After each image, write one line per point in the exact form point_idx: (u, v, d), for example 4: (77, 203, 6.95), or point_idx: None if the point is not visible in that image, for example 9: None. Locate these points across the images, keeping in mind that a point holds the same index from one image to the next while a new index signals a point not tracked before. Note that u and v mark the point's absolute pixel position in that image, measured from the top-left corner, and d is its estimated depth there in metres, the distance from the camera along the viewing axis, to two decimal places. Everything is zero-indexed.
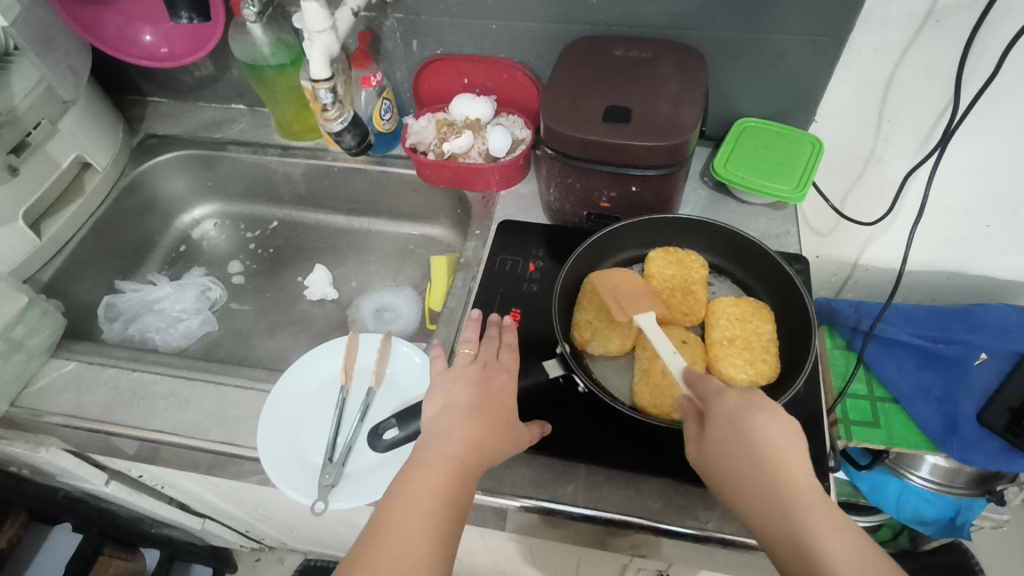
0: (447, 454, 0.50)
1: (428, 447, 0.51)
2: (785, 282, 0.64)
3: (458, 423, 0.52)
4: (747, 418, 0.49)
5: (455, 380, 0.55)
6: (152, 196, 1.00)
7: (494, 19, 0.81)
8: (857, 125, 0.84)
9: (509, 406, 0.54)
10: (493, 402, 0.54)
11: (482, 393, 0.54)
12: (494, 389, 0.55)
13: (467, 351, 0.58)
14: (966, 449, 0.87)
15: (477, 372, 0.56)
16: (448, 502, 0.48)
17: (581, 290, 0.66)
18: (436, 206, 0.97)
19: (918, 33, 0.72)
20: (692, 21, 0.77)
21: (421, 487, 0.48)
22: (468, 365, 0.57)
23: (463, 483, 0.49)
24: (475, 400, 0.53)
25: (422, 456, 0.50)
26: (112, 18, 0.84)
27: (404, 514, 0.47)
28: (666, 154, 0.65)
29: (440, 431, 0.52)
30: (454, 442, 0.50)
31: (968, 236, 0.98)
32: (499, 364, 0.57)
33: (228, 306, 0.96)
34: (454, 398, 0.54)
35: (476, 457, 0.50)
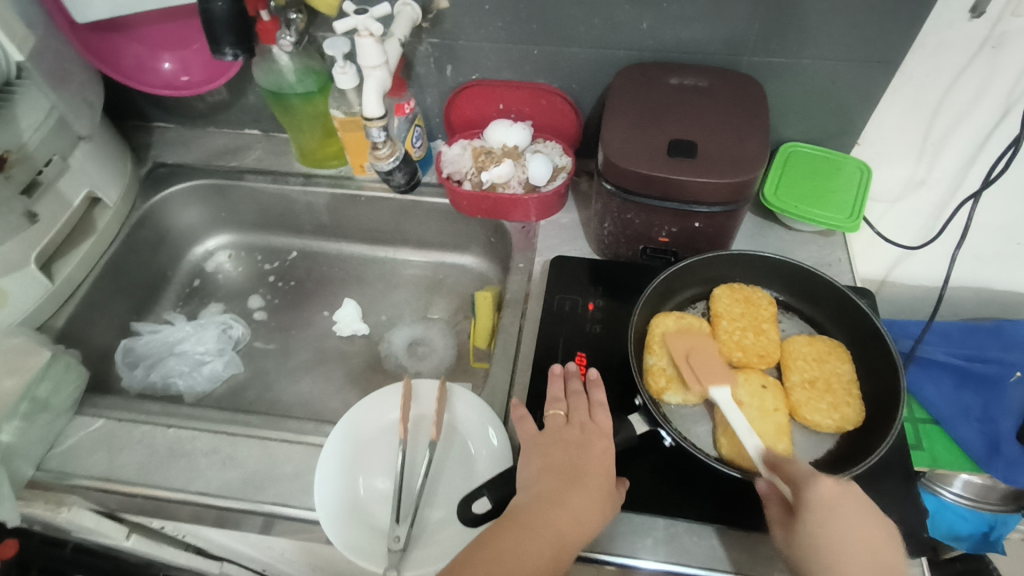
0: (543, 522, 0.47)
1: (523, 509, 0.48)
2: (860, 320, 0.63)
3: (557, 490, 0.49)
4: (842, 509, 0.47)
5: (554, 441, 0.53)
6: (164, 228, 0.95)
7: (536, 45, 0.78)
8: (901, 149, 0.84)
9: (608, 476, 0.51)
10: (595, 471, 0.51)
11: (583, 460, 0.51)
12: (596, 456, 0.52)
13: (558, 412, 0.56)
14: (1011, 470, 0.86)
15: (577, 437, 0.53)
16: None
17: (650, 333, 0.64)
18: (468, 234, 0.94)
19: (973, 58, 0.72)
20: (743, 48, 0.75)
21: (509, 554, 0.45)
22: (565, 426, 0.54)
23: (556, 559, 0.46)
24: (575, 466, 0.51)
25: (517, 517, 0.47)
26: (131, 46, 0.79)
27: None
28: (736, 191, 0.63)
29: (536, 495, 0.49)
30: (557, 508, 0.48)
31: (999, 254, 0.98)
32: (596, 427, 0.54)
33: (252, 344, 0.91)
34: (551, 462, 0.51)
35: (572, 530, 0.47)
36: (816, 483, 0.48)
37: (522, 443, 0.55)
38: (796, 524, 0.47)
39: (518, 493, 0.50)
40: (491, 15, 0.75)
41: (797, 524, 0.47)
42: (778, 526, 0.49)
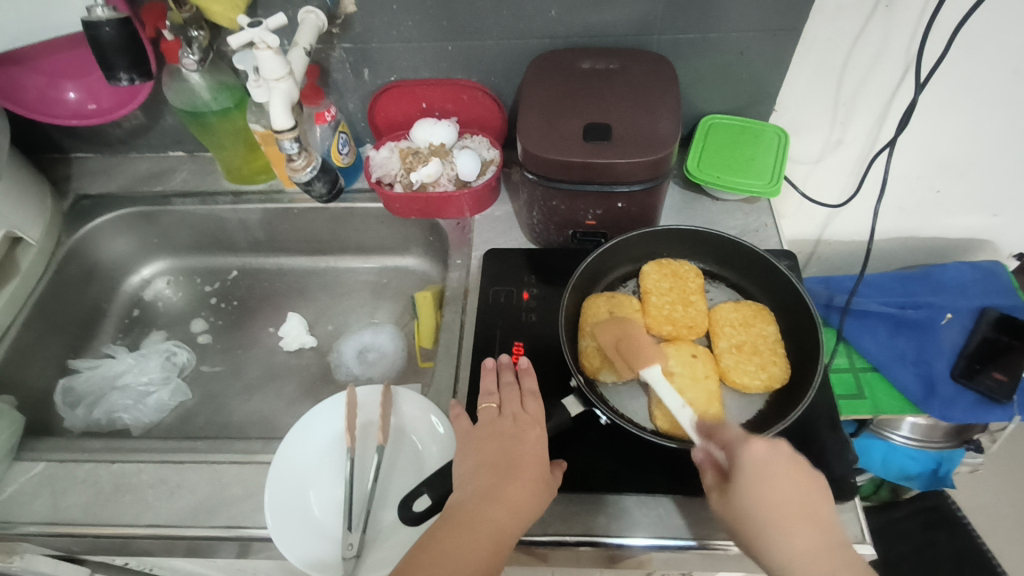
0: (482, 518, 0.48)
1: (460, 508, 0.49)
2: (781, 282, 0.65)
3: (493, 483, 0.50)
4: (775, 470, 0.48)
5: (489, 435, 0.54)
6: (93, 261, 0.92)
7: (449, 41, 0.78)
8: (816, 111, 0.87)
9: (542, 464, 0.52)
10: (528, 462, 0.52)
11: (516, 449, 0.53)
12: (529, 444, 0.53)
13: (491, 404, 0.57)
14: (946, 407, 0.91)
15: (510, 428, 0.55)
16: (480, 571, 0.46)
17: (582, 316, 0.65)
18: (406, 235, 0.94)
19: (868, 20, 0.74)
20: (651, 27, 0.76)
21: (453, 552, 0.46)
22: (497, 418, 0.56)
23: (497, 552, 0.47)
24: (510, 457, 0.52)
25: (459, 514, 0.48)
26: (31, 78, 0.76)
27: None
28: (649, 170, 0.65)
29: (473, 491, 0.50)
30: (492, 503, 0.49)
31: (921, 203, 1.03)
32: (528, 416, 0.55)
33: (198, 368, 0.90)
34: (487, 457, 0.52)
35: (512, 522, 0.49)
36: (749, 446, 0.49)
37: (458, 440, 0.56)
38: (731, 487, 0.48)
39: (457, 490, 0.51)
40: (400, 14, 0.75)
41: (731, 488, 0.48)
42: (713, 491, 0.50)
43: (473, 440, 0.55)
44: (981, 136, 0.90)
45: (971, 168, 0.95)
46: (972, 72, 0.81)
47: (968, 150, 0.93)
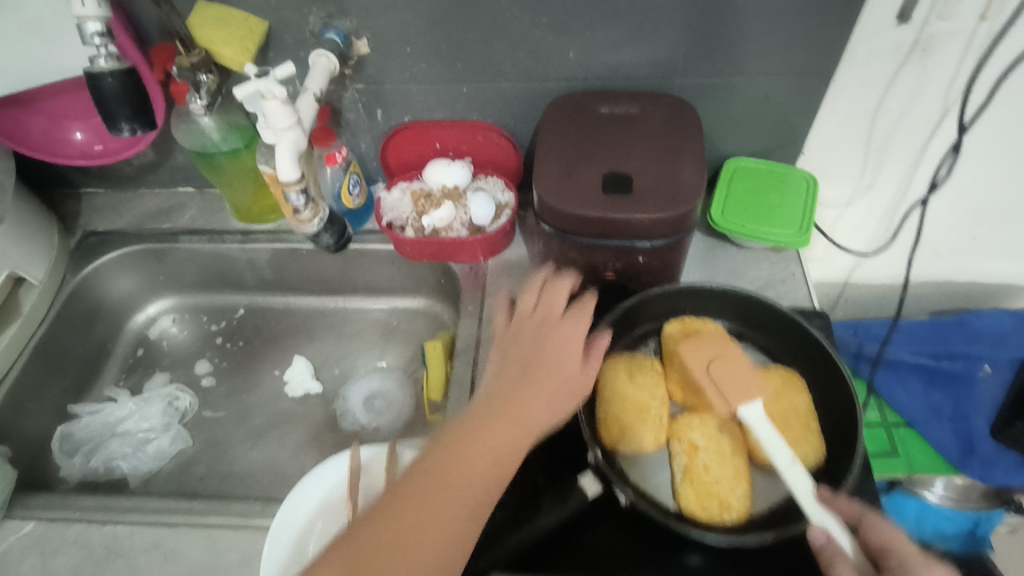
0: (495, 442, 0.51)
1: (483, 399, 0.54)
2: (814, 346, 0.61)
3: (509, 389, 0.54)
4: None
5: (527, 338, 0.58)
6: (98, 301, 0.90)
7: (464, 83, 0.75)
8: (846, 157, 0.83)
9: (568, 378, 0.56)
10: (553, 372, 0.55)
11: (547, 357, 0.56)
12: (558, 353, 0.57)
13: (529, 301, 0.62)
14: (987, 468, 0.86)
15: (544, 333, 0.58)
16: (479, 481, 0.50)
17: (601, 381, 0.61)
18: (418, 277, 0.91)
19: (904, 64, 0.71)
20: (675, 70, 0.73)
21: (467, 432, 0.52)
22: (532, 318, 0.60)
23: (499, 465, 0.51)
24: (540, 365, 0.56)
25: (486, 398, 0.54)
26: (36, 119, 0.74)
27: (444, 470, 0.50)
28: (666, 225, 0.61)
29: (492, 391, 0.55)
30: (504, 407, 0.53)
31: (956, 248, 0.98)
32: (559, 317, 0.60)
33: (201, 414, 0.87)
34: (514, 364, 0.56)
35: (521, 438, 0.52)
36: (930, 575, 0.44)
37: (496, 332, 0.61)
38: None
39: (488, 378, 0.57)
40: (414, 56, 0.73)
41: None
42: None
43: (508, 337, 0.60)
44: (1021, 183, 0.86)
45: (1010, 214, 0.91)
46: (1013, 119, 0.78)
47: (1007, 197, 0.88)
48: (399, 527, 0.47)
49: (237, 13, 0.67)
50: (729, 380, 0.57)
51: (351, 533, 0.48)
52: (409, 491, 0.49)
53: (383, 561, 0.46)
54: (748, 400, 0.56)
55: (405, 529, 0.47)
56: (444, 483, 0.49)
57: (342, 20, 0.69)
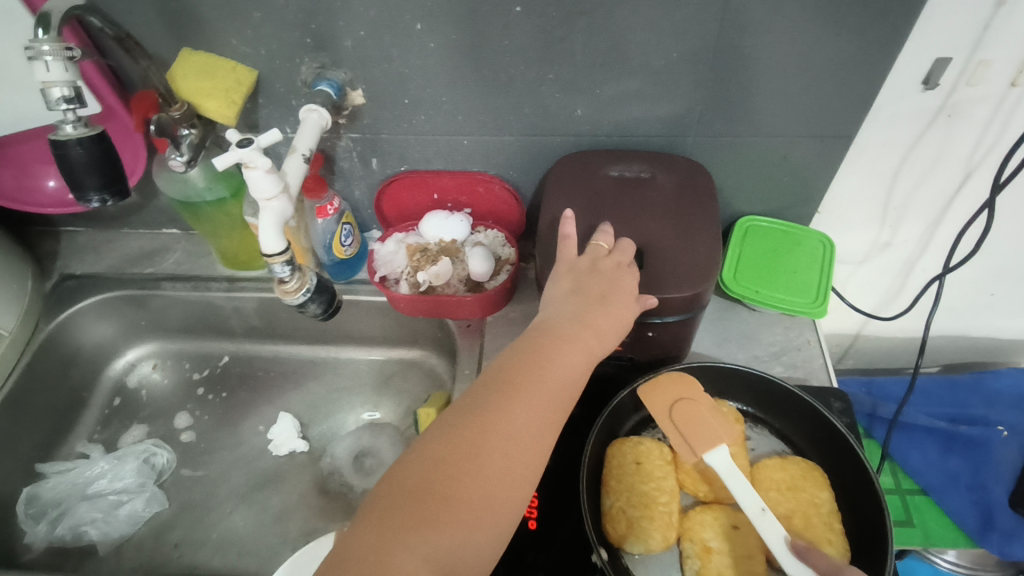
0: (552, 390, 0.50)
1: (536, 343, 0.52)
2: (834, 436, 0.57)
3: (555, 364, 0.51)
4: None
5: (590, 270, 0.56)
6: (74, 348, 0.85)
7: (465, 135, 0.71)
8: (864, 216, 0.79)
9: (628, 318, 0.55)
10: (609, 339, 0.54)
11: (615, 287, 0.55)
12: (630, 293, 0.55)
13: (601, 246, 0.58)
14: (1006, 543, 0.80)
15: (613, 268, 0.56)
16: (540, 419, 0.49)
17: (606, 467, 0.57)
18: (414, 329, 0.86)
19: (928, 127, 0.67)
20: (689, 128, 0.69)
21: (523, 379, 0.50)
22: (605, 257, 0.57)
23: (538, 438, 0.48)
24: (608, 298, 0.54)
25: (542, 335, 0.53)
26: (8, 169, 0.69)
27: (503, 420, 0.47)
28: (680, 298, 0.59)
29: (537, 363, 0.51)
30: (553, 387, 0.50)
31: (972, 305, 0.94)
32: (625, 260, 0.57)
33: (179, 472, 0.82)
34: (586, 298, 0.54)
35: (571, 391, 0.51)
36: None
37: (551, 286, 0.57)
38: None
39: (544, 317, 0.55)
40: (412, 108, 0.69)
41: None
42: None
43: (581, 272, 0.56)
44: None
45: None
46: None
47: None
48: (461, 480, 0.44)
49: (222, 61, 0.63)
50: (693, 425, 0.56)
51: (410, 478, 0.44)
52: (474, 444, 0.46)
53: (448, 508, 0.43)
54: (714, 445, 0.54)
55: (471, 488, 0.44)
56: (510, 432, 0.47)
57: (335, 71, 0.65)
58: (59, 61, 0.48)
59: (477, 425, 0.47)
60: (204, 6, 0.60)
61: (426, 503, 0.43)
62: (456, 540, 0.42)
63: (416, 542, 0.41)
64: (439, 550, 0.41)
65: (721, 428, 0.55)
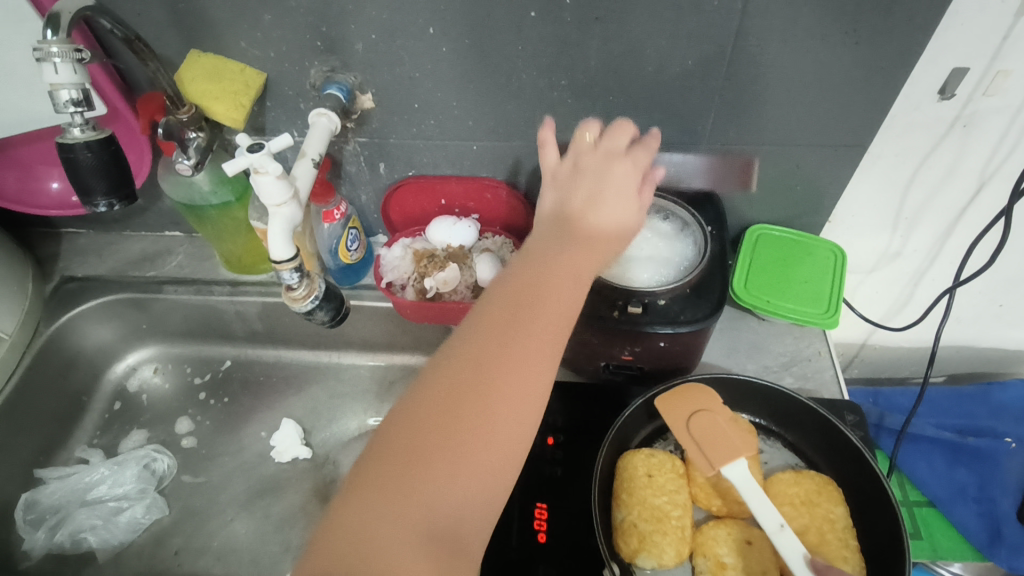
0: (544, 314, 0.48)
1: (523, 273, 0.50)
2: (848, 449, 0.56)
3: (542, 287, 0.49)
4: None
5: (573, 177, 0.56)
6: (74, 351, 0.84)
7: (475, 140, 0.71)
8: (874, 225, 0.79)
9: (625, 217, 0.53)
10: (600, 248, 0.52)
11: (598, 188, 0.54)
12: (617, 186, 0.54)
13: (586, 143, 0.58)
14: (1014, 557, 0.80)
15: (597, 162, 0.56)
16: (534, 347, 0.46)
17: (617, 480, 0.56)
18: (419, 335, 0.85)
19: (943, 137, 0.67)
20: (701, 136, 0.68)
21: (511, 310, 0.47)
22: (588, 150, 0.57)
23: (530, 355, 0.46)
24: (592, 199, 0.53)
25: (528, 264, 0.50)
26: (11, 170, 0.68)
27: (491, 350, 0.45)
28: (687, 292, 0.60)
29: (524, 285, 0.49)
30: (542, 305, 0.48)
31: (980, 316, 0.94)
32: (616, 153, 0.56)
33: (180, 478, 0.81)
34: (572, 202, 0.54)
35: (565, 313, 0.49)
36: None
37: (544, 197, 0.57)
38: None
39: (532, 242, 0.53)
40: (422, 113, 0.68)
41: None
42: None
43: (568, 176, 0.56)
44: None
45: None
46: None
47: None
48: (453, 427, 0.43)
49: (232, 64, 0.63)
50: (711, 437, 0.54)
51: (402, 432, 0.43)
52: (462, 389, 0.44)
53: (433, 459, 0.41)
54: (731, 459, 0.53)
55: (466, 434, 0.42)
56: (499, 362, 0.45)
57: (345, 74, 0.64)
58: (68, 62, 0.47)
59: (464, 367, 0.45)
60: (214, 8, 0.59)
61: (418, 455, 0.41)
62: (452, 486, 0.41)
63: (409, 495, 0.40)
64: (428, 495, 0.40)
65: (740, 441, 0.53)
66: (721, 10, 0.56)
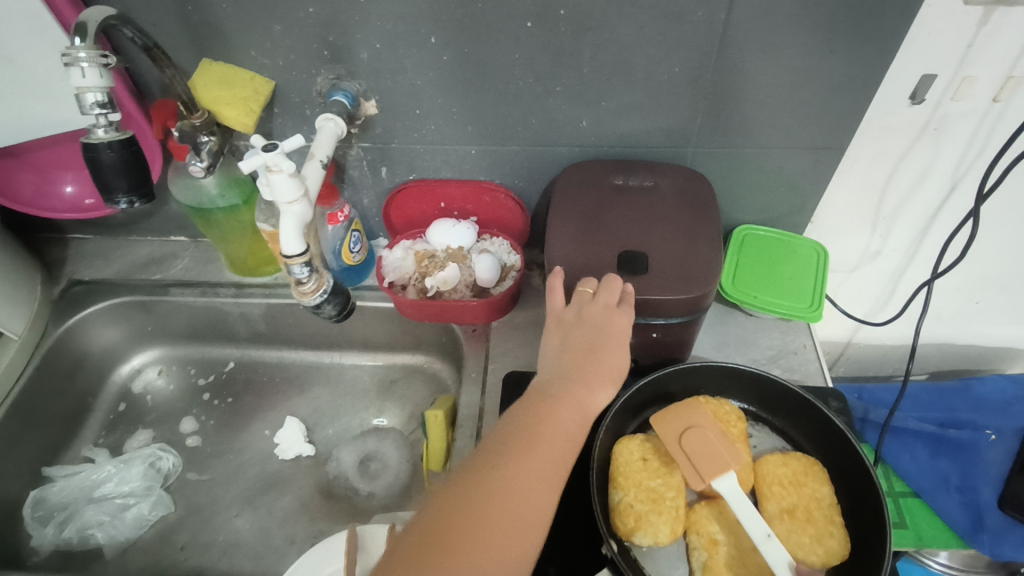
0: (550, 448, 0.50)
1: (537, 398, 0.53)
2: (831, 432, 0.59)
3: (555, 411, 0.52)
4: None
5: (577, 325, 0.57)
6: (80, 353, 0.86)
7: (473, 145, 0.74)
8: (854, 225, 0.82)
9: (620, 368, 0.56)
10: (604, 381, 0.55)
11: (601, 343, 0.56)
12: (617, 348, 0.56)
13: (586, 289, 0.59)
14: (996, 543, 0.83)
15: (599, 314, 0.56)
16: (539, 479, 0.49)
17: (614, 463, 0.58)
18: (418, 334, 0.88)
19: (917, 140, 0.71)
20: (688, 139, 0.72)
21: (521, 442, 0.50)
22: (590, 302, 0.57)
23: (541, 486, 0.49)
24: (596, 355, 0.56)
25: (543, 393, 0.54)
26: (27, 174, 0.71)
27: (508, 470, 0.49)
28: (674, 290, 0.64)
29: (537, 409, 0.52)
30: (555, 433, 0.51)
31: (958, 313, 0.98)
32: (608, 303, 0.57)
33: (184, 476, 0.82)
34: (575, 350, 0.56)
35: (570, 440, 0.52)
36: None
37: (550, 317, 0.59)
38: None
39: (544, 372, 0.56)
40: (423, 118, 0.71)
41: None
42: None
43: (567, 324, 0.58)
44: None
45: (1014, 282, 0.91)
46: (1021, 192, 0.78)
47: (1012, 266, 0.88)
48: (459, 546, 0.44)
49: (242, 73, 0.66)
50: (702, 452, 0.55)
51: (414, 542, 0.45)
52: (470, 505, 0.46)
53: (446, 562, 0.44)
54: (721, 473, 0.53)
55: (470, 552, 0.44)
56: (514, 484, 0.48)
57: (350, 82, 0.67)
58: (94, 66, 0.51)
59: (474, 490, 0.47)
60: (226, 20, 0.62)
61: (428, 560, 0.44)
62: None
63: None
64: None
65: (732, 459, 0.54)
66: (706, 19, 0.60)
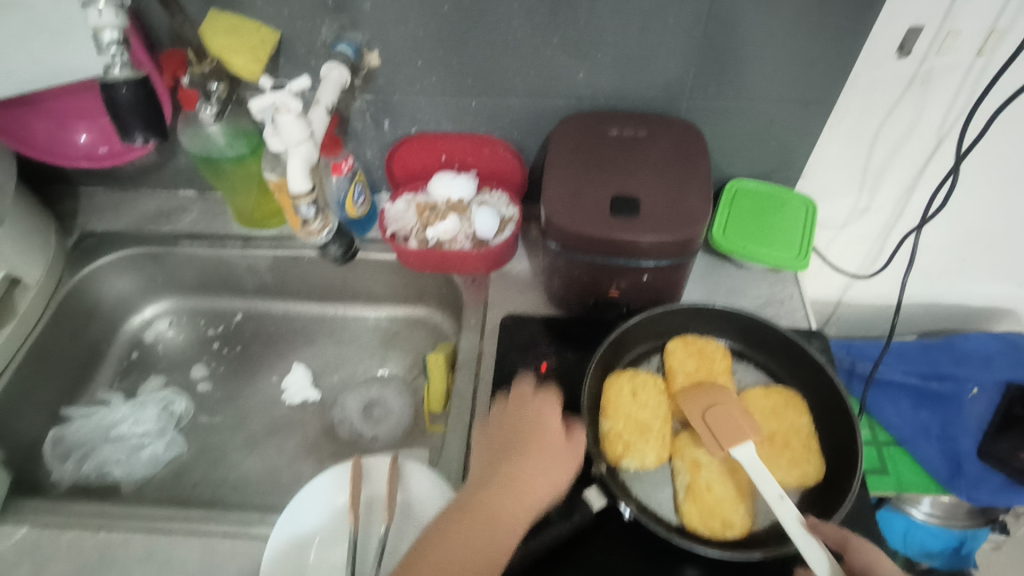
0: (549, 423, 0.55)
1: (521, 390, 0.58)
2: (812, 368, 0.62)
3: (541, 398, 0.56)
4: None
5: (499, 425, 0.56)
6: (95, 302, 0.89)
7: (473, 97, 0.76)
8: (844, 182, 0.85)
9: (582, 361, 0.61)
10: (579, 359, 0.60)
11: (524, 415, 0.55)
12: (540, 409, 0.55)
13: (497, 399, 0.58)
14: (973, 489, 0.87)
15: (512, 416, 0.56)
16: (535, 466, 0.51)
17: (604, 396, 0.62)
18: (419, 286, 0.91)
19: (903, 95, 0.73)
20: (681, 92, 0.74)
21: (517, 430, 0.54)
22: (504, 417, 0.57)
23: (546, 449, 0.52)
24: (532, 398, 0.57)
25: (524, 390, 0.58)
26: (43, 121, 0.74)
27: (512, 450, 0.52)
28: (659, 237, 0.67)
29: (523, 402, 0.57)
30: (548, 412, 0.55)
31: (944, 271, 1.00)
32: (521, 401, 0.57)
33: (196, 418, 0.86)
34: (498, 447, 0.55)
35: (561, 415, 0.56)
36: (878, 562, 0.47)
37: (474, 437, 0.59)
38: None
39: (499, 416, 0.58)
40: (424, 70, 0.73)
41: None
42: None
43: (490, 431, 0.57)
44: (1012, 210, 0.88)
45: (998, 240, 0.93)
46: (1004, 148, 0.80)
47: (997, 223, 0.91)
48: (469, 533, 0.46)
49: (249, 22, 0.67)
50: (722, 426, 0.57)
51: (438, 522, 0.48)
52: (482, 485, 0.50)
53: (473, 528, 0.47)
54: (738, 441, 0.56)
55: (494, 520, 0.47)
56: (520, 456, 0.52)
57: (353, 33, 0.69)
58: (110, 8, 0.54)
59: (484, 476, 0.51)
60: None
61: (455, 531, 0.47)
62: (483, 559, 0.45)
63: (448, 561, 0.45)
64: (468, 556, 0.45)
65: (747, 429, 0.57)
66: None
